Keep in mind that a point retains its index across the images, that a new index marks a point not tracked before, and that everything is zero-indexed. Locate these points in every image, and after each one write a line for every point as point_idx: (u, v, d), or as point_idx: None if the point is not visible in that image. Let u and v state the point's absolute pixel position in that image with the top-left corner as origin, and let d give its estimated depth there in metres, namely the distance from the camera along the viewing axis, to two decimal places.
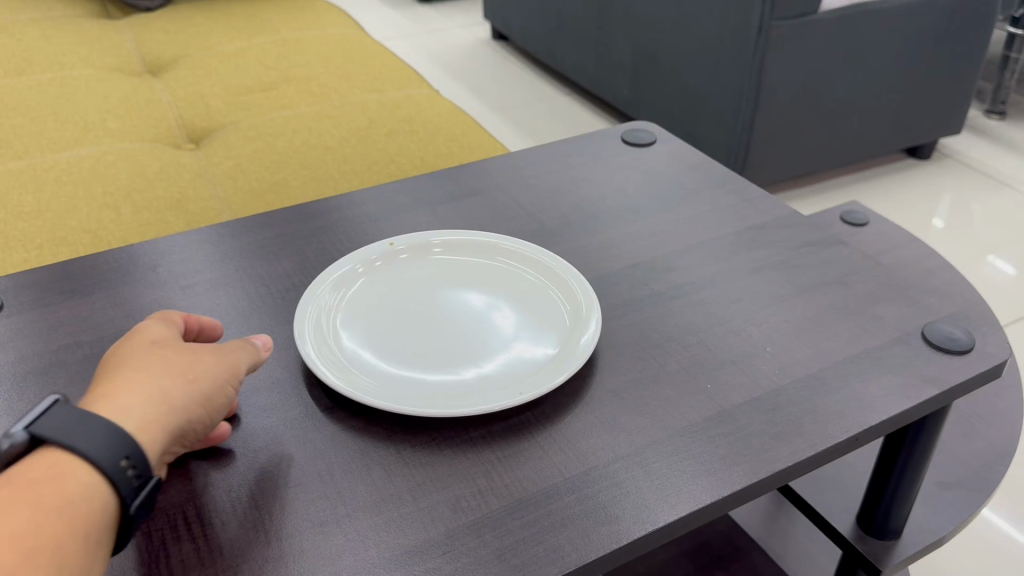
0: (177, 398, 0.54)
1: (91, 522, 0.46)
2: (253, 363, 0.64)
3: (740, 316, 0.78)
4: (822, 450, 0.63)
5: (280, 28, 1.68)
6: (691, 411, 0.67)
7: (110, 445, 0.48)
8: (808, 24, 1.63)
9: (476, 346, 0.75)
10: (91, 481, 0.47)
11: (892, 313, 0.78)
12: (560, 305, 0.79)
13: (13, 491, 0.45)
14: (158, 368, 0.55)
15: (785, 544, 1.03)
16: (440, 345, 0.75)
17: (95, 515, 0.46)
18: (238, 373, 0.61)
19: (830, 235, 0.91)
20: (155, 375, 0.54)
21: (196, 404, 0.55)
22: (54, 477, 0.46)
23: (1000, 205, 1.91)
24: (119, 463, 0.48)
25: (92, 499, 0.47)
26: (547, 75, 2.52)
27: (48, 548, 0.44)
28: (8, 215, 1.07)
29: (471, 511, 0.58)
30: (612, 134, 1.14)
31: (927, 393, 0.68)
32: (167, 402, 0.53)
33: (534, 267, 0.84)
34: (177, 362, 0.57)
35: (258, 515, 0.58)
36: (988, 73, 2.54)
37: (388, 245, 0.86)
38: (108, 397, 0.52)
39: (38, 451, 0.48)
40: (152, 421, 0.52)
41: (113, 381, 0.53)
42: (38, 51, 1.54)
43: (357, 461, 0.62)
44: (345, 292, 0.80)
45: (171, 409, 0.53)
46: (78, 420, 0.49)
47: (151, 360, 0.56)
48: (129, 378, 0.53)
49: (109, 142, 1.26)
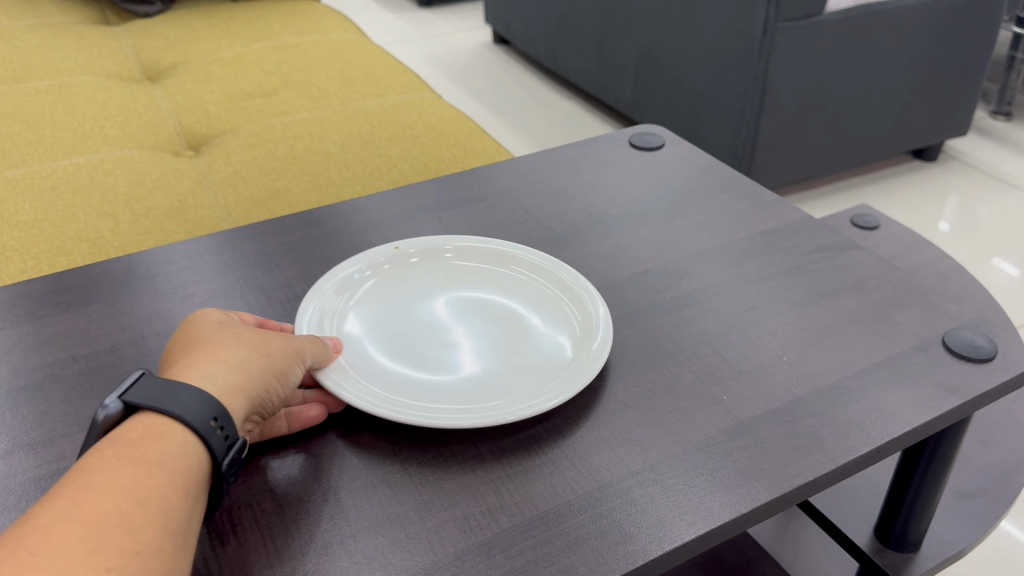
0: (252, 368, 0.57)
1: (189, 477, 0.49)
2: (323, 358, 0.66)
3: (755, 323, 0.76)
4: (843, 464, 0.61)
5: (280, 33, 1.66)
6: (707, 424, 0.65)
7: (198, 405, 0.51)
8: (814, 25, 1.62)
9: (484, 356, 0.73)
10: (185, 439, 0.50)
11: (910, 319, 0.76)
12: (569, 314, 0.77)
13: (116, 451, 0.48)
14: (231, 344, 0.58)
15: (797, 552, 1.01)
16: (446, 354, 0.73)
17: (191, 471, 0.49)
18: (308, 353, 0.63)
19: (844, 240, 0.89)
20: (230, 350, 0.57)
21: (271, 375, 0.58)
22: (152, 437, 0.49)
23: (1009, 206, 1.88)
24: (209, 423, 0.51)
25: (188, 454, 0.50)
26: (549, 79, 2.50)
27: (155, 498, 0.46)
28: (5, 224, 1.05)
29: (480, 531, 0.56)
30: (619, 137, 1.12)
31: (950, 403, 0.66)
32: (244, 370, 0.56)
33: (543, 275, 0.82)
34: (249, 338, 0.59)
35: (282, 531, 0.56)
36: (993, 74, 2.52)
37: (396, 246, 0.84)
38: (189, 368, 0.54)
39: (133, 417, 0.51)
40: (233, 387, 0.54)
41: (194, 355, 0.56)
42: (36, 58, 1.52)
43: (363, 477, 0.60)
44: (351, 292, 0.78)
45: (249, 377, 0.56)
46: (166, 388, 0.52)
47: (228, 337, 0.59)
48: (209, 352, 0.56)
49: (107, 149, 1.24)
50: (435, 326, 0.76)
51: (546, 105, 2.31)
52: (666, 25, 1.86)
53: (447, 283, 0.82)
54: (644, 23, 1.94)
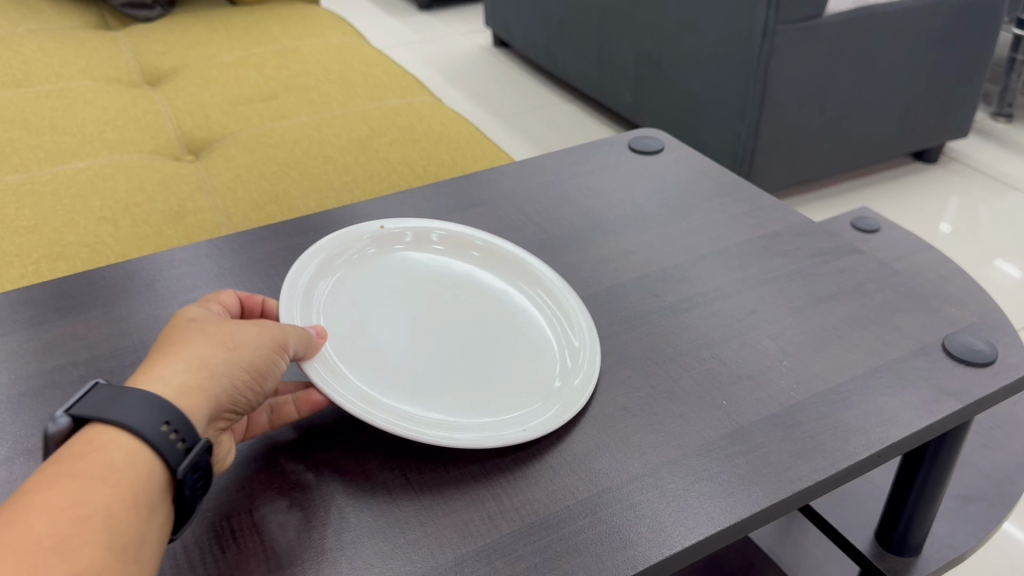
0: (216, 364, 0.54)
1: (137, 489, 0.46)
2: (306, 346, 0.63)
3: (755, 328, 0.76)
4: (842, 469, 0.60)
5: (280, 37, 1.66)
6: (707, 429, 0.64)
7: (148, 413, 0.48)
8: (814, 27, 1.62)
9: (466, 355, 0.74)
10: (135, 448, 0.47)
11: (911, 323, 0.76)
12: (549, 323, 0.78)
13: (57, 468, 0.45)
14: (194, 339, 0.55)
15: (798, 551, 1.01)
16: (431, 355, 0.73)
17: (141, 480, 0.47)
18: (287, 341, 0.60)
19: (844, 243, 0.89)
20: (191, 346, 0.54)
21: (240, 370, 0.55)
22: (98, 449, 0.46)
23: (1009, 208, 1.88)
24: (161, 428, 0.48)
25: (138, 464, 0.47)
26: (550, 82, 2.50)
27: (96, 516, 0.44)
28: (5, 229, 1.05)
29: (480, 537, 0.56)
30: (619, 141, 1.12)
31: (951, 407, 0.66)
32: (205, 369, 0.53)
33: (524, 281, 0.82)
34: (214, 332, 0.56)
35: (279, 537, 0.56)
36: (994, 76, 2.51)
37: (377, 228, 0.84)
38: (144, 374, 0.52)
39: (82, 429, 0.48)
40: (191, 389, 0.51)
41: (154, 357, 0.53)
42: (36, 63, 1.52)
43: (362, 483, 0.60)
44: (330, 277, 0.78)
45: (212, 376, 0.53)
46: (117, 396, 0.49)
47: (197, 331, 0.56)
48: (169, 352, 0.53)
49: (107, 154, 1.24)
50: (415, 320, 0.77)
51: (546, 108, 2.31)
52: (666, 27, 1.86)
53: (427, 275, 0.82)
54: (644, 26, 1.94)
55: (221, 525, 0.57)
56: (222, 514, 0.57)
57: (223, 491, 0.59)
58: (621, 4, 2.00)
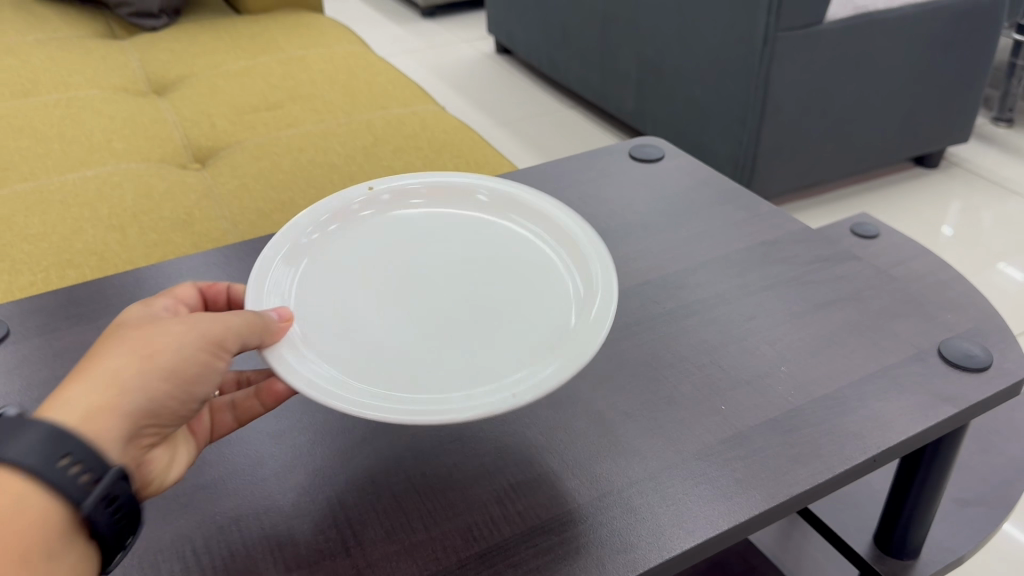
0: (130, 377, 0.48)
1: (30, 538, 0.41)
2: (253, 335, 0.57)
3: (754, 334, 0.77)
4: (839, 474, 0.62)
5: (285, 46, 1.68)
6: (706, 434, 0.66)
7: (42, 446, 0.43)
8: (814, 34, 1.63)
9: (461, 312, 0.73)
10: (29, 489, 0.42)
11: (908, 329, 0.77)
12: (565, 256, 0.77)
13: None
14: (110, 351, 0.50)
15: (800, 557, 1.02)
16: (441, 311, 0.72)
17: (34, 528, 0.42)
18: (226, 336, 0.54)
19: (842, 250, 0.90)
20: (104, 360, 0.49)
21: (160, 379, 0.50)
22: None
23: (1010, 213, 1.89)
24: (57, 462, 0.43)
25: (32, 508, 0.42)
26: (552, 88, 2.51)
27: None
28: (14, 238, 1.06)
29: (483, 540, 0.57)
30: (620, 149, 1.14)
31: (946, 412, 0.67)
32: (116, 386, 0.48)
33: (542, 225, 0.82)
34: (135, 339, 0.51)
35: (284, 541, 0.57)
36: (994, 81, 2.52)
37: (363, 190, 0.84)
38: (51, 398, 0.47)
39: None
40: (97, 412, 0.47)
41: (70, 374, 0.49)
42: (44, 72, 1.54)
43: (367, 488, 0.62)
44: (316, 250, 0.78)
45: (123, 392, 0.48)
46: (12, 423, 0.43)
47: (114, 339, 0.51)
48: (80, 368, 0.49)
49: (115, 163, 1.25)
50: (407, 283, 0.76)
51: (549, 115, 2.33)
52: (668, 35, 1.88)
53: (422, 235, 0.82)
54: (645, 34, 1.95)
55: (228, 529, 0.58)
56: (228, 519, 0.59)
57: (230, 496, 0.61)
58: (622, 11, 2.01)
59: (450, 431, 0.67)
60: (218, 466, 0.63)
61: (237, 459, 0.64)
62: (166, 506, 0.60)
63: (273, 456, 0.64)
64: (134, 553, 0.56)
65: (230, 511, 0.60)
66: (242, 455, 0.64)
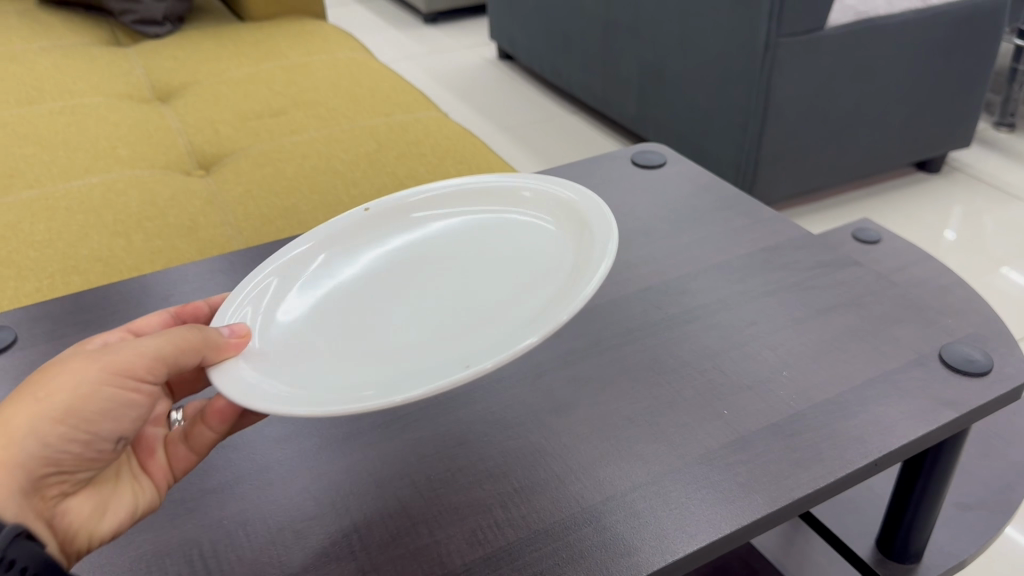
0: (21, 425, 0.51)
1: None
2: (183, 356, 0.56)
3: (756, 340, 0.77)
4: (840, 478, 0.62)
5: (288, 53, 1.68)
6: (709, 438, 0.66)
7: None
8: (816, 40, 1.64)
9: (453, 322, 0.72)
10: None
11: (909, 334, 0.78)
12: (577, 241, 0.77)
13: None
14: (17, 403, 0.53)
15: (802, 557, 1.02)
16: (442, 309, 0.73)
17: None
18: (140, 368, 0.55)
19: (844, 256, 0.91)
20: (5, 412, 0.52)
21: (54, 423, 0.52)
22: None
23: (1012, 218, 1.89)
24: None
25: None
26: (554, 94, 2.52)
27: None
28: (19, 245, 1.07)
29: (489, 542, 0.58)
30: (622, 155, 1.14)
31: (947, 416, 0.68)
32: (6, 436, 0.50)
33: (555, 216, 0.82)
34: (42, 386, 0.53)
35: (289, 544, 0.58)
36: (995, 86, 2.53)
37: (360, 214, 0.85)
38: None
39: None
40: None
41: None
42: (49, 80, 1.55)
43: (372, 492, 0.62)
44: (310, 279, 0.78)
45: (12, 442, 0.50)
46: None
47: (26, 384, 0.54)
48: None
49: (120, 170, 1.26)
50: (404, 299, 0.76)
51: (551, 121, 2.33)
52: (670, 41, 1.88)
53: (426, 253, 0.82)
54: (647, 40, 1.96)
55: (236, 533, 0.59)
56: (238, 522, 0.60)
57: (237, 501, 0.61)
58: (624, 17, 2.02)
59: (455, 434, 0.68)
60: (226, 471, 0.64)
61: (243, 464, 0.65)
62: (174, 511, 0.61)
63: (278, 460, 0.65)
64: (140, 559, 0.57)
65: (239, 513, 0.60)
66: (248, 461, 0.65)
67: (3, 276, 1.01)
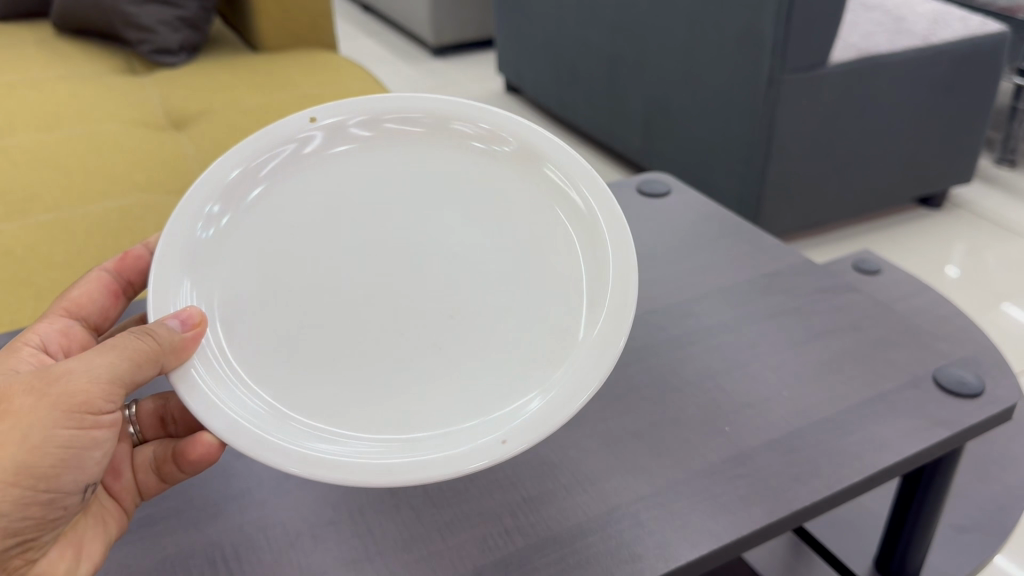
0: None
1: None
2: (137, 375, 0.56)
3: (756, 360, 0.80)
4: (838, 491, 0.64)
5: (300, 83, 1.72)
6: (710, 453, 0.69)
7: None
8: (819, 78, 1.68)
9: (436, 405, 0.66)
10: None
11: (904, 357, 0.80)
12: (587, 311, 0.69)
13: None
14: None
15: (803, 567, 1.01)
16: (416, 386, 0.67)
17: None
18: (98, 404, 0.55)
19: (843, 282, 0.93)
20: None
21: (21, 487, 0.53)
22: None
23: (1012, 253, 1.92)
24: None
25: None
26: (559, 127, 2.56)
27: None
28: (39, 265, 1.10)
29: (499, 549, 0.60)
30: (626, 184, 1.17)
31: (939, 435, 0.70)
32: None
33: (509, 176, 0.78)
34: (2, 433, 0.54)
35: (300, 548, 0.61)
36: (996, 124, 2.56)
37: (310, 119, 0.76)
38: None
39: None
40: None
41: None
42: (68, 107, 1.59)
43: (386, 499, 0.65)
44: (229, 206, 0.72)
45: None
46: None
47: None
48: None
49: (137, 194, 1.29)
50: (364, 278, 0.74)
51: None
52: (674, 74, 1.93)
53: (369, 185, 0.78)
54: (652, 74, 2.00)
55: (253, 535, 0.62)
56: (252, 527, 0.63)
57: (256, 507, 0.65)
58: (630, 53, 2.06)
59: None
60: (244, 478, 0.68)
61: (261, 471, 0.68)
62: (195, 516, 0.64)
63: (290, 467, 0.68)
64: (165, 561, 0.61)
65: (255, 524, 0.63)
66: (262, 469, 0.68)
67: (23, 295, 1.04)
